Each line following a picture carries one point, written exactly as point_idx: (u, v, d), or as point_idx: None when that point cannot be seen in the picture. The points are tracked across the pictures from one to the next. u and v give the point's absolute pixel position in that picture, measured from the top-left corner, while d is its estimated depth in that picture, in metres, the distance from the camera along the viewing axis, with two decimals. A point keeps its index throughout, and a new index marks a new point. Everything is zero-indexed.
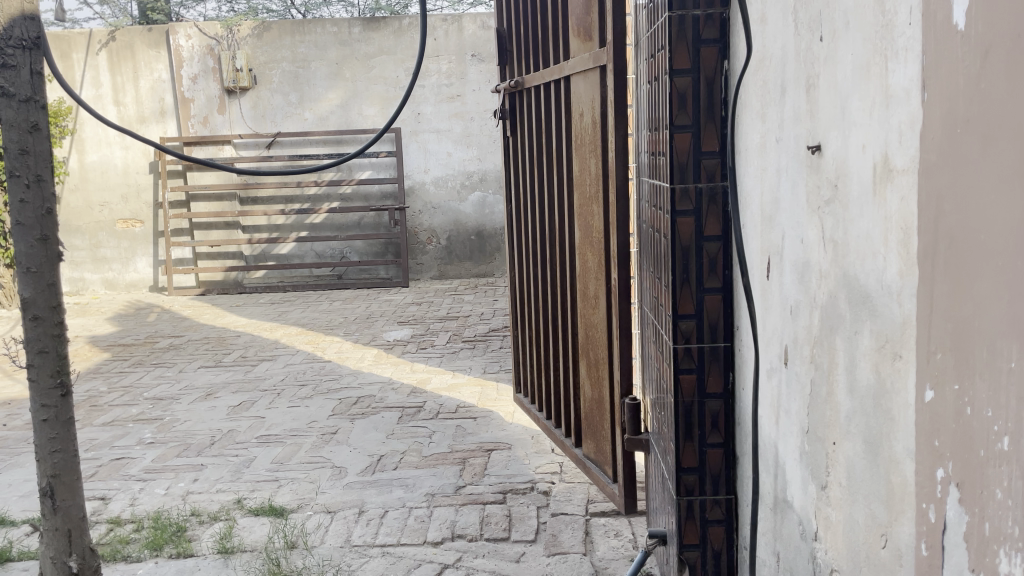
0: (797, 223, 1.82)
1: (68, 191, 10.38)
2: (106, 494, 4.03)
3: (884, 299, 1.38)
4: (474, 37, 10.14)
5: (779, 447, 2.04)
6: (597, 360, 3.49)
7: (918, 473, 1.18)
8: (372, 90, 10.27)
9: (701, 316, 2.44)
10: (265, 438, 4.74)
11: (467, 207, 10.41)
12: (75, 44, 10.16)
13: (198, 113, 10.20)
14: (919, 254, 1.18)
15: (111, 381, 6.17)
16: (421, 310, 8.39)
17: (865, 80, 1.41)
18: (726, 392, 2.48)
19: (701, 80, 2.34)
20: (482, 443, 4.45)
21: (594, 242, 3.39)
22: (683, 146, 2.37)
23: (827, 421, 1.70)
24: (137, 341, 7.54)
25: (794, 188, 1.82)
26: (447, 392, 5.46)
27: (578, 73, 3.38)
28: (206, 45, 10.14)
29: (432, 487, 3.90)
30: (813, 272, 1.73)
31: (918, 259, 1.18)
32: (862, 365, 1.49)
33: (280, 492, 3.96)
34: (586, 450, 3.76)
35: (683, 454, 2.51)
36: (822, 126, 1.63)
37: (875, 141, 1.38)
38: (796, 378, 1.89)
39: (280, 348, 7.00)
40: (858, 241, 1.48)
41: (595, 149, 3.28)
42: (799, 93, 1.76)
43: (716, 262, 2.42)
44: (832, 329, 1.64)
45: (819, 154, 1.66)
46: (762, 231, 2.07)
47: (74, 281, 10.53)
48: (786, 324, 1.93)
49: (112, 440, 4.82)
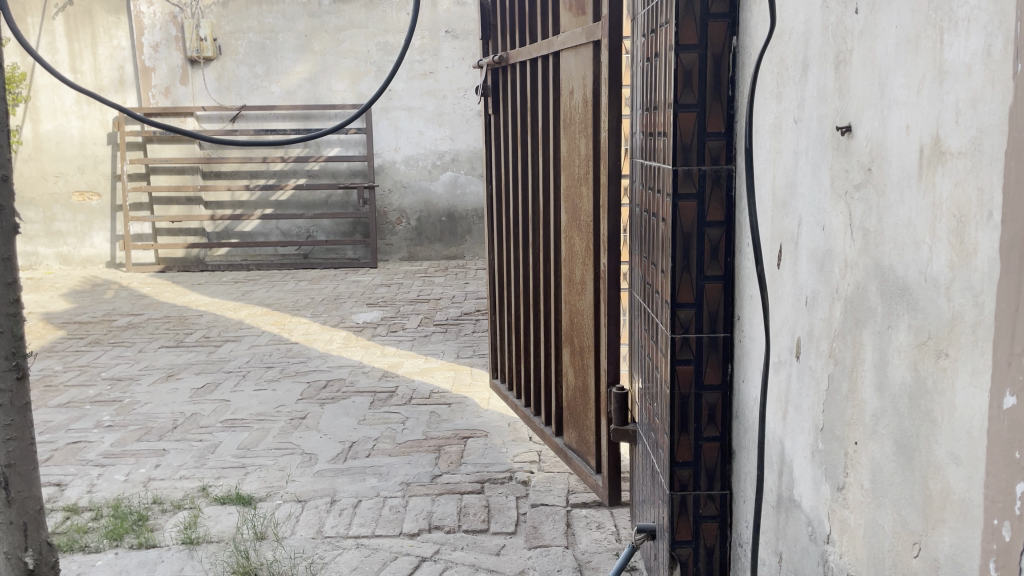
0: (817, 208, 1.72)
1: (21, 161, 9.99)
2: (62, 480, 3.83)
3: (929, 292, 1.28)
4: (448, 13, 9.96)
5: (786, 443, 1.97)
6: (582, 346, 3.39)
7: (989, 486, 1.12)
8: (341, 64, 9.99)
9: (700, 305, 2.34)
10: (230, 422, 4.56)
11: (437, 187, 10.23)
12: (30, 8, 9.77)
13: (160, 83, 9.89)
14: (1003, 247, 1.09)
15: (67, 360, 5.92)
16: (391, 292, 8.21)
17: (913, 56, 1.32)
18: (724, 384, 2.38)
19: (708, 57, 2.23)
20: (458, 430, 4.33)
21: (582, 225, 3.28)
22: (687, 126, 2.25)
23: (847, 419, 1.61)
24: (94, 319, 7.27)
25: (815, 172, 1.72)
26: (420, 376, 5.33)
27: (569, 49, 3.26)
28: (168, 12, 9.78)
29: (406, 476, 3.78)
30: (836, 261, 1.63)
31: (1001, 253, 1.09)
32: (895, 362, 1.40)
33: (248, 480, 3.80)
34: (567, 439, 3.68)
35: (677, 448, 2.41)
36: (853, 106, 1.53)
37: (923, 121, 1.29)
38: (810, 372, 1.79)
39: (244, 328, 6.79)
40: (896, 228, 1.39)
41: (586, 128, 3.17)
42: (824, 70, 1.66)
43: (718, 250, 2.32)
44: (857, 322, 1.55)
45: (848, 135, 1.55)
46: (774, 217, 1.98)
47: (27, 256, 10.14)
48: (800, 316, 1.84)
49: (68, 423, 4.61)
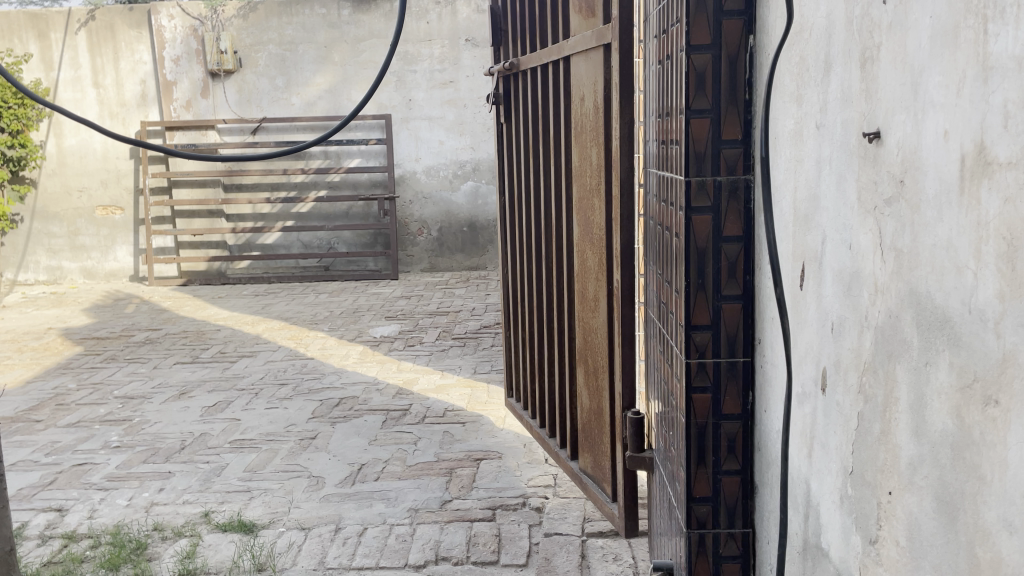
0: (842, 225, 1.53)
1: (45, 176, 10.04)
2: (62, 505, 3.72)
3: (975, 327, 1.09)
4: (468, 21, 9.85)
5: (812, 484, 1.77)
6: (596, 367, 3.21)
7: None
8: (362, 75, 9.90)
9: (717, 328, 2.15)
10: (239, 443, 4.44)
11: (458, 198, 10.11)
12: (53, 24, 9.82)
13: (182, 97, 9.83)
14: None
15: (81, 377, 5.85)
16: (411, 304, 8.09)
17: (952, 50, 1.13)
18: (744, 413, 2.20)
19: (723, 57, 2.05)
20: (471, 451, 4.17)
21: (595, 239, 3.09)
22: (701, 133, 2.07)
23: (879, 466, 1.41)
24: (113, 334, 7.22)
25: (840, 184, 1.53)
26: (434, 394, 5.17)
27: (579, 53, 3.09)
28: (189, 25, 9.76)
29: (415, 502, 3.62)
30: (865, 285, 1.44)
31: None
32: (935, 405, 1.21)
33: (252, 505, 3.66)
34: (582, 463, 3.49)
35: (694, 483, 2.21)
36: (882, 109, 1.35)
37: (965, 127, 1.10)
38: (838, 408, 1.60)
39: (261, 343, 6.70)
40: (933, 249, 1.19)
41: (597, 137, 2.99)
42: (849, 68, 1.47)
43: (737, 267, 2.13)
44: (890, 356, 1.36)
45: (877, 142, 1.36)
46: (796, 233, 1.78)
47: (52, 270, 10.18)
48: (825, 343, 1.64)
49: (76, 444, 4.51)
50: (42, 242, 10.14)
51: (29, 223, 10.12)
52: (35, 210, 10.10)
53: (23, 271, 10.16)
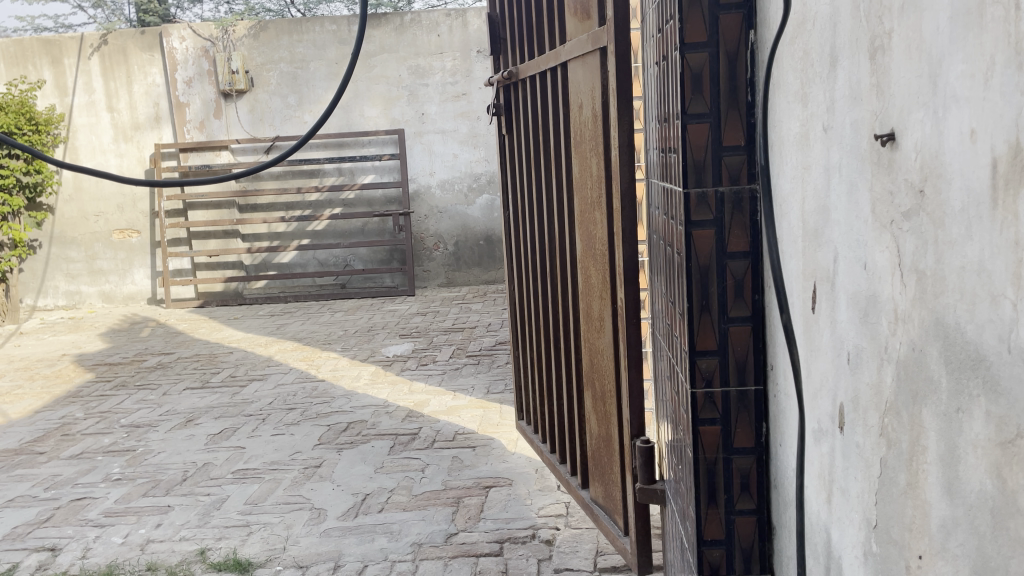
0: (856, 241, 1.33)
1: (62, 202, 10.07)
2: (56, 544, 3.60)
3: (1016, 370, 0.89)
4: (480, 32, 9.74)
5: (832, 533, 1.55)
6: (604, 392, 3.00)
7: None
8: (374, 90, 9.78)
9: (725, 353, 1.94)
10: (242, 473, 4.29)
11: (474, 211, 9.98)
12: (66, 49, 9.86)
13: (195, 118, 9.83)
14: None
15: (89, 406, 5.75)
16: (426, 321, 7.94)
17: (976, 32, 0.94)
18: (758, 447, 1.99)
19: (721, 56, 1.85)
20: (480, 478, 3.98)
21: (598, 256, 2.90)
22: (699, 140, 1.87)
23: (908, 523, 1.20)
24: (125, 360, 7.13)
25: (852, 194, 1.32)
26: (445, 416, 5.00)
27: (576, 58, 2.91)
28: (200, 46, 9.76)
29: (419, 536, 3.43)
30: (884, 313, 1.23)
31: None
32: (970, 459, 1.00)
33: (249, 542, 3.50)
34: (593, 493, 3.27)
35: (705, 524, 2.00)
36: (896, 106, 1.14)
37: (996, 125, 0.90)
38: (858, 449, 1.39)
39: (272, 366, 6.59)
40: (962, 272, 0.99)
41: (596, 146, 2.80)
42: (857, 59, 1.27)
43: (744, 286, 1.92)
44: (916, 397, 1.15)
45: (891, 146, 1.16)
46: (806, 248, 1.58)
47: (71, 295, 10.20)
48: (839, 375, 1.44)
49: (76, 477, 4.40)
50: (61, 267, 10.15)
51: (47, 248, 10.14)
52: (52, 235, 10.11)
53: (42, 297, 10.18)
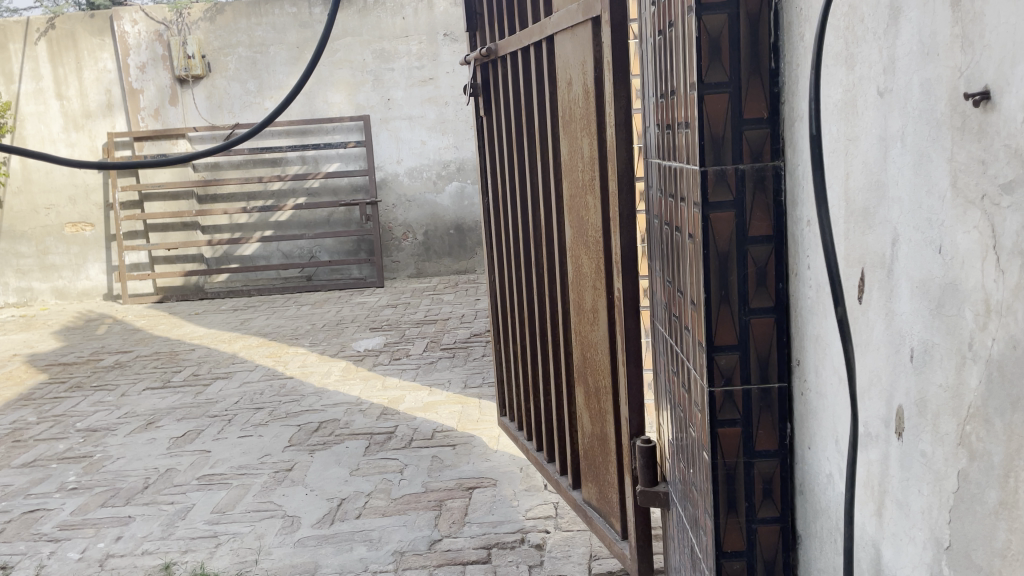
0: (925, 219, 1.15)
1: (11, 194, 9.64)
2: (6, 562, 3.33)
3: None
4: (446, 15, 9.46)
5: (883, 549, 1.38)
6: (598, 386, 2.82)
7: None
8: (337, 75, 9.49)
9: (745, 347, 1.76)
10: (208, 479, 4.04)
11: (443, 199, 9.74)
12: (12, 34, 9.43)
13: (149, 105, 9.45)
14: None
15: (43, 409, 5.44)
16: (397, 314, 7.71)
17: None
18: (782, 450, 1.81)
19: (741, 18, 1.66)
20: (462, 479, 3.78)
21: (591, 243, 2.71)
22: (718, 112, 1.68)
23: (999, 548, 1.03)
24: (80, 359, 6.79)
25: (920, 166, 1.15)
26: (422, 413, 4.79)
27: (564, 31, 2.70)
28: (153, 30, 9.39)
29: (401, 543, 3.23)
30: (967, 303, 1.06)
31: None
32: None
33: (218, 554, 3.27)
34: (585, 493, 3.09)
35: (724, 534, 1.83)
36: (992, 57, 0.96)
37: None
38: (923, 457, 1.22)
39: (237, 363, 6.31)
40: None
41: (588, 126, 2.60)
42: (931, 6, 1.09)
43: (767, 274, 1.75)
44: (1016, 402, 0.97)
45: (984, 108, 0.98)
46: (850, 231, 1.40)
47: (22, 291, 9.80)
48: (899, 373, 1.27)
49: (29, 486, 4.12)
50: (10, 263, 9.74)
51: None
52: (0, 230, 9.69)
53: None
